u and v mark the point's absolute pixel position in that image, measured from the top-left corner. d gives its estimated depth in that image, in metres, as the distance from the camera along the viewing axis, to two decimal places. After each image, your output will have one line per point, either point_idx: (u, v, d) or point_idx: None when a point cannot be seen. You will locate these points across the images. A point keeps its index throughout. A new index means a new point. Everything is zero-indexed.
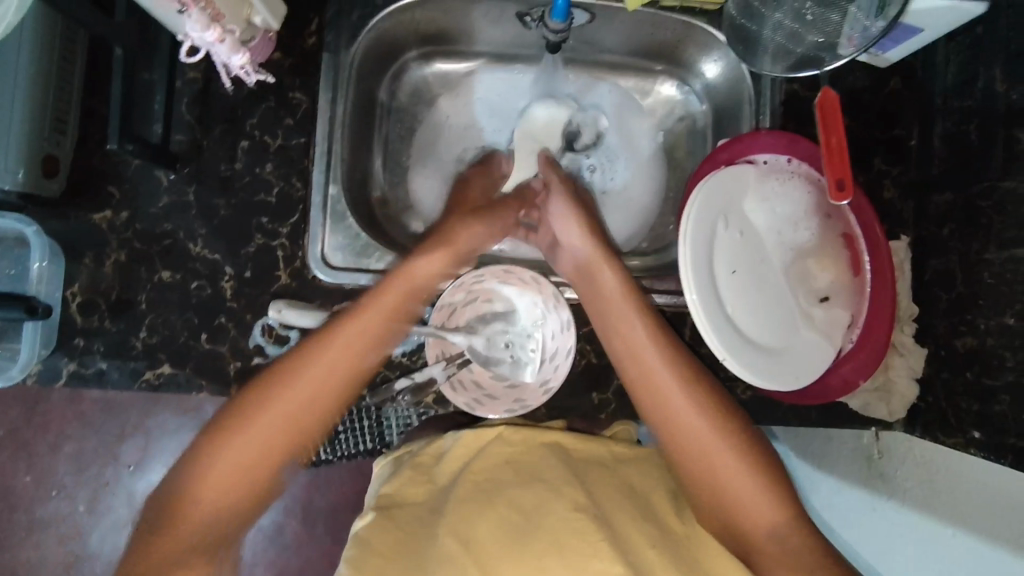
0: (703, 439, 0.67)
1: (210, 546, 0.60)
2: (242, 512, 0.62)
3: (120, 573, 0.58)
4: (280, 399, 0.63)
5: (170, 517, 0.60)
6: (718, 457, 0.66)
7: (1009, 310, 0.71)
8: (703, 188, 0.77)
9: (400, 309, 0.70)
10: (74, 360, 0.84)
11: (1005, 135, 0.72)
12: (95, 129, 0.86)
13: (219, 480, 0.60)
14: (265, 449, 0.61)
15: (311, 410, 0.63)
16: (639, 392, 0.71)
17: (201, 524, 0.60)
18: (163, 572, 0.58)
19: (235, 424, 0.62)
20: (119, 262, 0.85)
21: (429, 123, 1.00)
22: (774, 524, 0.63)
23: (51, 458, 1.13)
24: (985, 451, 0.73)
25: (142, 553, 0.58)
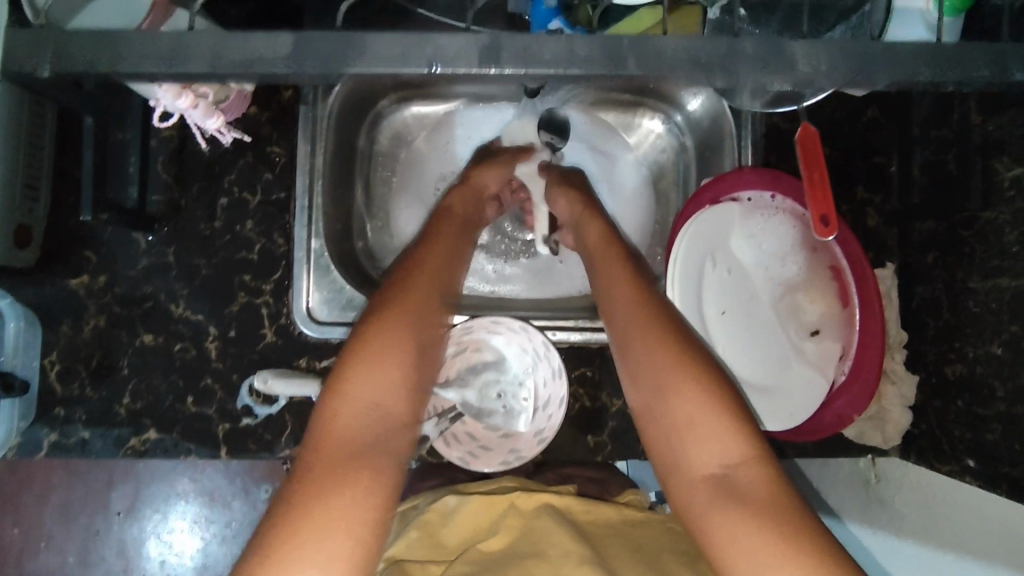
0: (678, 388, 0.62)
1: (375, 450, 0.56)
2: (395, 414, 0.59)
3: (305, 491, 0.52)
4: (408, 299, 0.65)
5: (336, 425, 0.56)
6: (692, 409, 0.61)
7: (996, 339, 0.70)
8: (688, 232, 0.80)
9: (455, 251, 0.75)
10: (55, 431, 0.82)
11: (983, 166, 0.72)
12: (68, 192, 0.84)
13: (371, 378, 0.58)
14: (409, 340, 0.62)
15: (428, 309, 0.66)
16: (628, 341, 0.68)
17: (365, 423, 0.57)
18: (354, 477, 0.54)
19: (374, 325, 0.61)
20: (98, 327, 0.84)
21: (409, 165, 0.98)
22: (739, 487, 0.56)
23: (37, 508, 1.07)
24: (979, 480, 0.72)
25: (327, 463, 0.54)
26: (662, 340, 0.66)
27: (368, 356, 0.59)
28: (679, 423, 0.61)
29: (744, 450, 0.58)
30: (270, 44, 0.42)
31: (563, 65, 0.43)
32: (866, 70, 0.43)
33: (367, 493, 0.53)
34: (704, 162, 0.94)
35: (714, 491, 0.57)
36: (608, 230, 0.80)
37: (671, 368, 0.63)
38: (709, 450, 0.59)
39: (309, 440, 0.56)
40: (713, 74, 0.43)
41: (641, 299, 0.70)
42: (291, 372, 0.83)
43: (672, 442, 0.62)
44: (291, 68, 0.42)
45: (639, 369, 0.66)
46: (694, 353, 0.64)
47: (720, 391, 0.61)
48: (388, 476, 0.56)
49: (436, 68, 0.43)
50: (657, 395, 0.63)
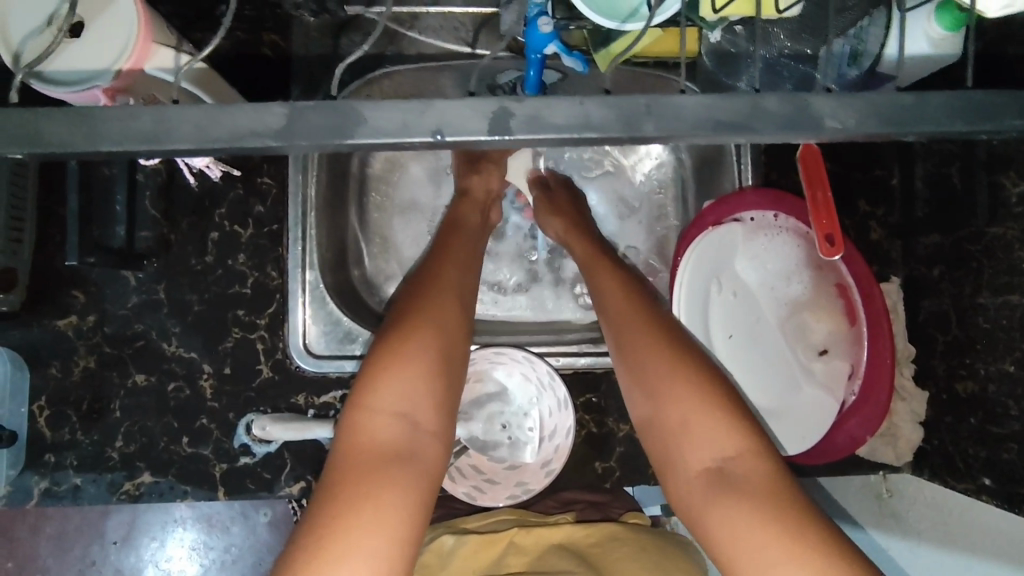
0: (668, 387, 0.62)
1: (403, 463, 0.56)
2: (423, 425, 0.59)
3: (332, 506, 0.53)
4: (432, 308, 0.64)
5: (361, 440, 0.56)
6: (683, 408, 0.61)
7: (1009, 357, 0.68)
8: (692, 257, 0.80)
9: (470, 255, 0.74)
10: (46, 478, 0.80)
11: (987, 180, 0.70)
12: (53, 230, 0.81)
13: (396, 389, 0.58)
14: (434, 351, 0.61)
15: (453, 316, 0.65)
16: (621, 347, 0.67)
17: (393, 436, 0.57)
18: (384, 493, 0.54)
19: (397, 336, 0.61)
20: (87, 369, 0.81)
21: (404, 188, 0.94)
22: (737, 481, 0.56)
23: (32, 539, 1.03)
24: (996, 500, 0.70)
25: (355, 477, 0.54)
26: (652, 342, 0.65)
27: (392, 369, 0.59)
28: (673, 423, 0.61)
29: (739, 444, 0.58)
30: (260, 117, 0.33)
31: (624, 131, 0.33)
32: (989, 119, 0.34)
33: (397, 506, 0.53)
34: (704, 179, 0.92)
35: (710, 486, 0.57)
36: (592, 250, 0.79)
37: (666, 375, 0.62)
38: (703, 447, 0.59)
39: (337, 454, 0.57)
40: (817, 134, 0.34)
41: (626, 303, 0.69)
42: (288, 416, 0.80)
43: (668, 443, 0.61)
44: (283, 143, 0.33)
45: (630, 374, 0.65)
46: (683, 352, 0.64)
47: (711, 387, 0.61)
48: (418, 488, 0.56)
49: (442, 138, 0.34)
50: (648, 396, 0.63)
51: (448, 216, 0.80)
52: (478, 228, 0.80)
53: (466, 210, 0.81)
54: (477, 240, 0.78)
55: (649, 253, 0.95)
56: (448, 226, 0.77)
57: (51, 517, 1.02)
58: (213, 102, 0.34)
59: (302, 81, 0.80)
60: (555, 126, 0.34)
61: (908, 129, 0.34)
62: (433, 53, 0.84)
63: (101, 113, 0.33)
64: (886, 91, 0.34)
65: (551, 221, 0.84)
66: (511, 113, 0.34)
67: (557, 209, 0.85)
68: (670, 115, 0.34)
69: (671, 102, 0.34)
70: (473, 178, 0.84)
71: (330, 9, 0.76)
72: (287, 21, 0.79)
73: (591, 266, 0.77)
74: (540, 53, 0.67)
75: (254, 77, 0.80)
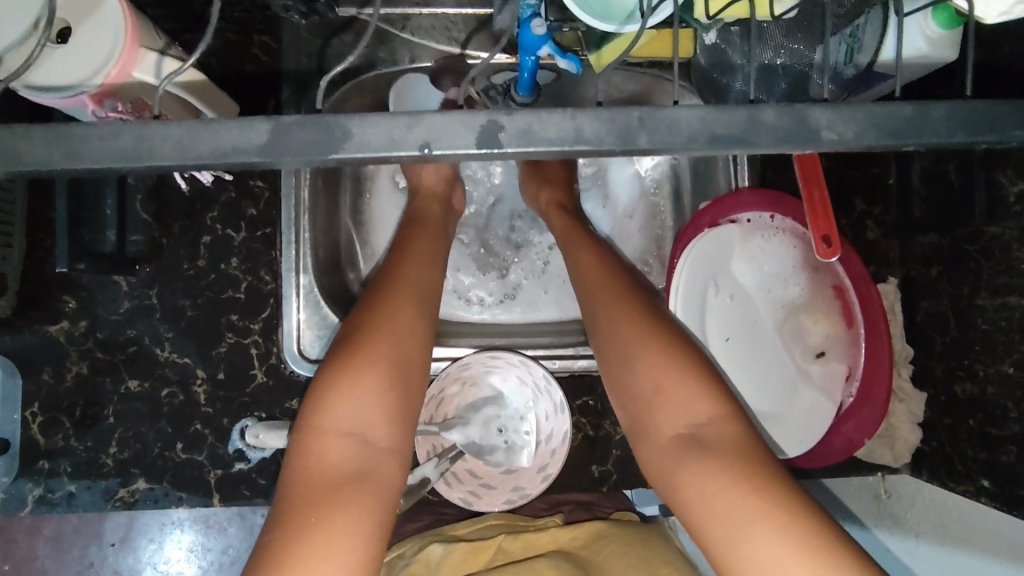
0: (642, 352, 0.62)
1: (359, 485, 0.55)
2: (380, 442, 0.58)
3: (288, 528, 0.53)
4: (387, 319, 0.62)
5: (315, 461, 0.56)
6: (656, 371, 0.60)
7: (1007, 358, 0.68)
8: (687, 258, 0.79)
9: (436, 246, 0.73)
10: (40, 485, 0.79)
11: (986, 179, 0.69)
12: (42, 235, 0.80)
13: (349, 407, 0.57)
14: (388, 365, 0.60)
15: (411, 324, 0.63)
16: (597, 318, 0.66)
17: (350, 445, 0.57)
18: (338, 518, 0.53)
19: (350, 352, 0.59)
20: (80, 375, 0.80)
21: (396, 190, 0.93)
22: (708, 443, 0.56)
23: (29, 542, 1.03)
24: (996, 502, 0.70)
25: (310, 501, 0.54)
26: (626, 310, 0.64)
27: (345, 379, 0.58)
28: (646, 385, 0.61)
29: (711, 407, 0.58)
30: (244, 134, 0.33)
31: (619, 145, 0.33)
32: (992, 128, 0.33)
33: (353, 531, 0.53)
34: (700, 179, 0.91)
35: (683, 446, 0.57)
36: (570, 224, 0.79)
37: (641, 356, 0.61)
38: (676, 409, 0.59)
39: (292, 476, 0.56)
40: (816, 146, 0.34)
41: (605, 273, 0.69)
42: (282, 424, 0.79)
43: (640, 405, 0.61)
44: (267, 159, 0.33)
45: (604, 341, 0.65)
46: (658, 321, 0.64)
47: (683, 354, 0.61)
48: (375, 509, 0.55)
49: (431, 152, 0.33)
50: (622, 362, 0.63)
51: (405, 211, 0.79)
52: (440, 219, 0.79)
53: (425, 204, 0.80)
54: (442, 230, 0.77)
55: (646, 254, 0.94)
56: (410, 220, 0.77)
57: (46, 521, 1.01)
58: (195, 118, 0.33)
59: (293, 83, 0.79)
60: (548, 139, 0.33)
61: (905, 137, 0.34)
62: (425, 53, 0.83)
63: (82, 130, 0.33)
64: (887, 101, 0.34)
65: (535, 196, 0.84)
66: (502, 127, 0.33)
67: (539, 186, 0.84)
68: (666, 129, 0.33)
69: (666, 113, 0.33)
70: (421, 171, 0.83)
71: (320, 10, 0.75)
72: (276, 23, 0.78)
73: (569, 242, 0.76)
74: (534, 56, 0.66)
75: (245, 79, 0.79)
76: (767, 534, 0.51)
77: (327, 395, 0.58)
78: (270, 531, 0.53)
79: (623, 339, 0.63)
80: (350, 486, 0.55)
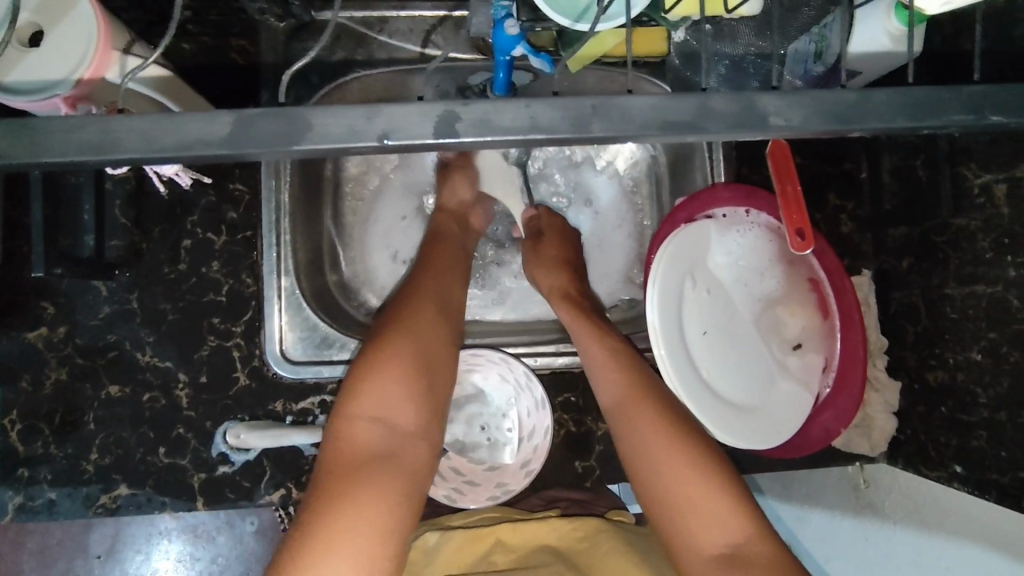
0: (673, 469, 0.65)
1: (389, 465, 0.57)
2: (409, 428, 0.60)
3: (323, 510, 0.54)
4: (416, 318, 0.65)
5: (348, 444, 0.57)
6: (688, 487, 0.64)
7: (975, 346, 0.70)
8: (667, 251, 0.78)
9: (454, 264, 0.76)
10: (19, 493, 0.78)
11: (951, 171, 0.71)
12: (19, 241, 0.80)
13: (383, 394, 0.59)
14: (414, 357, 0.62)
15: (438, 327, 0.66)
16: (624, 430, 0.69)
17: (376, 440, 0.58)
18: (370, 494, 0.55)
19: (382, 343, 0.62)
20: (59, 381, 0.80)
21: (377, 192, 0.93)
22: (748, 562, 0.59)
23: (11, 556, 1.01)
24: (968, 487, 0.71)
25: (346, 479, 0.55)
26: (653, 421, 0.68)
27: (373, 376, 0.60)
28: (679, 500, 0.64)
29: (745, 523, 0.62)
30: (208, 125, 0.33)
31: (575, 130, 0.34)
32: (937, 116, 0.35)
33: (385, 508, 0.55)
34: (677, 176, 0.92)
35: (724, 566, 0.60)
36: (570, 308, 0.80)
37: (663, 452, 0.66)
38: (712, 528, 0.62)
39: (325, 458, 0.58)
40: (764, 131, 0.35)
41: (628, 377, 0.72)
42: (265, 424, 0.80)
43: (675, 520, 0.64)
44: (231, 149, 0.33)
45: (634, 455, 0.68)
46: (686, 432, 0.68)
47: (713, 468, 0.65)
48: (404, 490, 0.57)
49: (390, 142, 0.34)
50: (653, 475, 0.66)
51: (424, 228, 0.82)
52: (457, 241, 0.81)
53: (444, 224, 0.81)
54: (461, 254, 0.79)
55: (626, 252, 0.95)
56: (429, 239, 0.79)
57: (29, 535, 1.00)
58: (159, 111, 0.33)
59: (271, 87, 0.80)
60: (506, 128, 0.34)
61: (855, 127, 0.35)
62: (403, 55, 0.84)
63: (46, 125, 0.33)
64: (836, 88, 0.35)
65: (545, 272, 0.84)
66: (459, 116, 0.34)
67: (545, 258, 0.85)
68: (620, 117, 0.34)
69: (622, 101, 0.34)
70: (444, 192, 0.85)
71: (295, 13, 0.76)
72: (253, 27, 0.79)
73: (577, 331, 0.77)
74: (507, 56, 0.66)
75: (222, 83, 0.79)
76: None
77: (357, 392, 0.59)
78: (298, 523, 0.54)
79: (646, 440, 0.67)
80: (376, 479, 0.56)
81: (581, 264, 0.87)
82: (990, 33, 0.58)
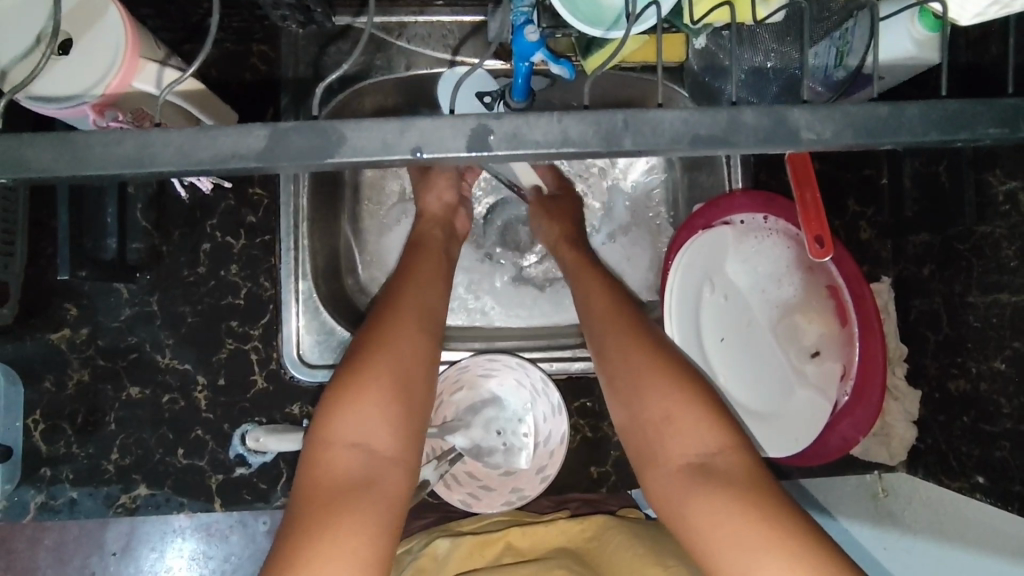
0: (654, 385, 0.64)
1: (362, 486, 0.57)
2: (383, 447, 0.60)
3: (301, 530, 0.55)
4: (390, 336, 0.65)
5: (321, 469, 0.58)
6: (669, 404, 0.63)
7: (999, 355, 0.69)
8: (682, 260, 0.81)
9: (439, 271, 0.75)
10: (41, 492, 0.80)
11: (975, 179, 0.70)
12: (45, 243, 0.81)
13: (355, 417, 0.60)
14: (392, 372, 0.62)
15: (414, 343, 0.66)
16: (608, 361, 0.69)
17: (351, 459, 0.59)
18: (339, 515, 0.55)
19: (354, 366, 0.62)
20: (82, 382, 0.81)
21: (392, 193, 0.93)
22: (722, 475, 0.58)
23: (30, 552, 1.01)
24: (991, 497, 0.70)
25: (318, 503, 0.56)
26: (637, 347, 0.68)
27: (347, 399, 0.61)
28: (658, 417, 0.63)
29: (722, 440, 0.61)
30: (241, 139, 0.33)
31: (602, 146, 0.34)
32: (969, 131, 0.34)
33: (357, 526, 0.55)
34: (694, 181, 0.91)
35: (696, 479, 0.59)
36: (581, 257, 0.82)
37: (650, 380, 0.65)
38: (687, 440, 0.61)
39: (302, 485, 0.58)
40: (793, 146, 0.35)
41: (612, 312, 0.72)
42: (282, 428, 0.80)
43: (649, 437, 0.64)
44: (265, 164, 0.34)
45: (622, 391, 0.66)
46: (670, 359, 0.67)
47: (695, 389, 0.64)
48: (380, 510, 0.57)
49: (421, 156, 0.34)
50: (634, 396, 0.65)
51: (410, 237, 0.81)
52: (435, 238, 0.80)
53: (427, 227, 0.82)
54: (444, 256, 0.79)
55: (643, 258, 0.94)
56: (411, 246, 0.78)
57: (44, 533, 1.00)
58: (192, 125, 0.34)
59: (291, 92, 0.80)
60: (532, 143, 0.34)
61: (886, 142, 0.35)
62: (421, 60, 0.84)
63: (81, 139, 0.34)
64: (863, 103, 0.35)
65: (545, 225, 0.86)
66: (489, 130, 0.34)
67: (553, 212, 0.86)
68: (648, 130, 0.34)
69: (649, 115, 0.34)
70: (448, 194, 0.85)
71: (317, 21, 0.76)
72: (274, 33, 0.80)
73: (578, 281, 0.79)
74: (527, 62, 0.66)
75: (244, 90, 0.80)
76: (779, 566, 0.52)
77: (331, 415, 0.60)
78: (280, 545, 0.55)
79: (631, 377, 0.66)
80: (349, 493, 0.57)
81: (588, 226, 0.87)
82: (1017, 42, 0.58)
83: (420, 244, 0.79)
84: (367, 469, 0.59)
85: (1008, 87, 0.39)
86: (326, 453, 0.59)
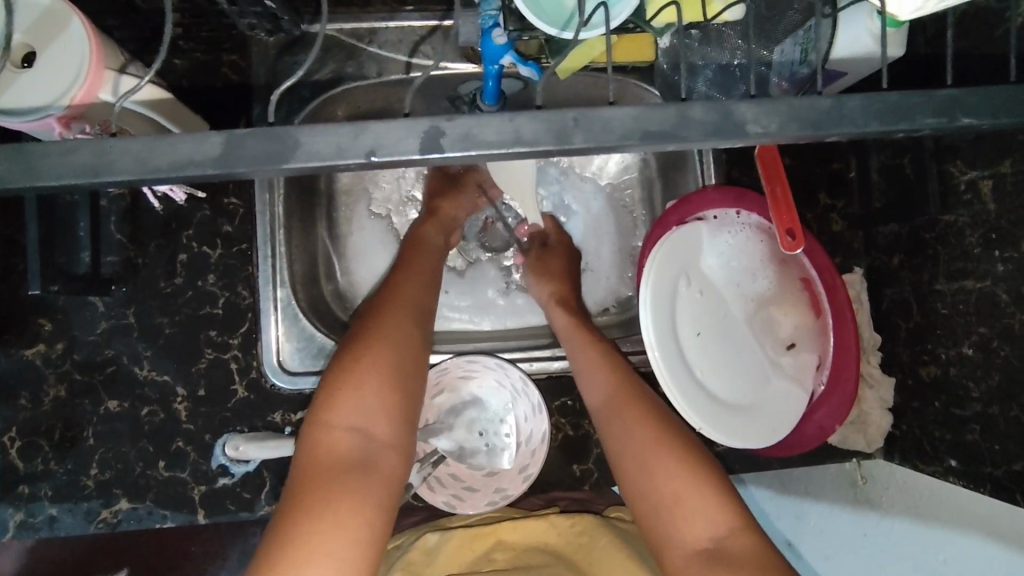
0: (662, 464, 0.66)
1: (360, 474, 0.57)
2: (379, 440, 0.60)
3: (300, 516, 0.54)
4: (388, 326, 0.66)
5: (320, 455, 0.58)
6: (677, 485, 0.64)
7: (966, 340, 0.70)
8: (659, 254, 0.79)
9: (431, 270, 0.77)
10: (20, 510, 0.78)
11: (937, 169, 0.72)
12: (17, 258, 0.80)
13: (351, 405, 0.60)
14: (392, 362, 0.63)
15: (411, 334, 0.67)
16: (614, 433, 0.71)
17: (350, 445, 0.59)
18: (341, 504, 0.55)
19: (354, 353, 0.63)
20: (58, 398, 0.80)
21: (368, 200, 0.93)
22: (731, 558, 0.59)
23: None
24: (964, 480, 0.72)
25: (315, 490, 0.55)
26: (643, 421, 0.70)
27: (346, 385, 0.61)
28: (665, 497, 0.65)
29: (730, 521, 0.62)
30: (199, 146, 0.34)
31: (556, 142, 0.35)
32: (912, 120, 0.36)
33: (353, 516, 0.55)
34: (669, 178, 0.92)
35: (707, 564, 0.60)
36: (573, 319, 0.82)
37: (657, 458, 0.67)
38: (697, 522, 0.62)
39: (297, 471, 0.58)
40: (742, 138, 0.36)
41: (613, 376, 0.74)
42: (263, 436, 0.80)
43: (660, 518, 0.64)
44: (223, 171, 0.34)
45: (626, 463, 0.68)
46: (675, 437, 0.68)
47: (700, 467, 0.66)
48: (374, 500, 0.57)
49: (377, 158, 0.35)
50: (641, 472, 0.67)
51: (410, 234, 0.82)
52: (437, 243, 0.82)
53: (426, 227, 0.83)
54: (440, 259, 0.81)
55: (619, 257, 0.96)
56: (407, 244, 0.80)
57: (3, 568, 0.92)
58: (152, 134, 0.34)
59: (263, 98, 0.80)
60: (488, 142, 0.35)
61: (832, 133, 0.36)
62: (392, 65, 0.84)
63: (38, 149, 0.34)
64: (808, 95, 0.36)
65: (540, 282, 0.86)
66: (444, 132, 0.34)
67: (546, 270, 0.87)
68: (600, 127, 0.35)
69: (600, 112, 0.35)
70: (444, 200, 0.86)
71: (285, 28, 0.77)
72: (244, 41, 0.80)
73: (569, 338, 0.80)
74: (496, 65, 0.67)
75: (214, 98, 0.80)
76: None
77: (331, 399, 0.60)
78: (273, 530, 0.54)
79: (639, 456, 0.68)
80: (347, 479, 0.56)
81: (575, 279, 0.88)
82: (966, 35, 0.60)
83: (424, 243, 0.80)
84: (367, 456, 0.59)
85: (951, 77, 0.40)
86: (324, 438, 0.59)
